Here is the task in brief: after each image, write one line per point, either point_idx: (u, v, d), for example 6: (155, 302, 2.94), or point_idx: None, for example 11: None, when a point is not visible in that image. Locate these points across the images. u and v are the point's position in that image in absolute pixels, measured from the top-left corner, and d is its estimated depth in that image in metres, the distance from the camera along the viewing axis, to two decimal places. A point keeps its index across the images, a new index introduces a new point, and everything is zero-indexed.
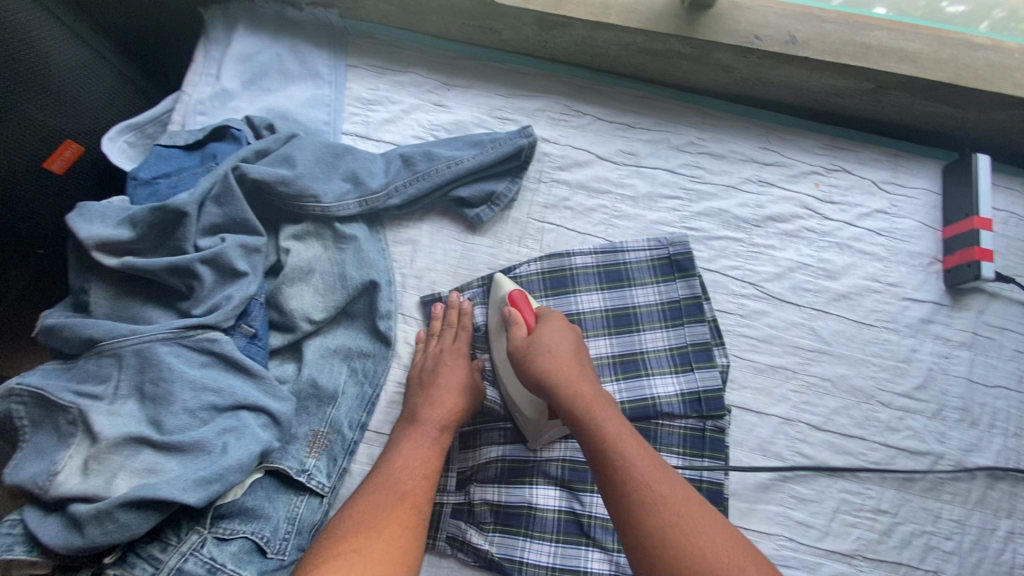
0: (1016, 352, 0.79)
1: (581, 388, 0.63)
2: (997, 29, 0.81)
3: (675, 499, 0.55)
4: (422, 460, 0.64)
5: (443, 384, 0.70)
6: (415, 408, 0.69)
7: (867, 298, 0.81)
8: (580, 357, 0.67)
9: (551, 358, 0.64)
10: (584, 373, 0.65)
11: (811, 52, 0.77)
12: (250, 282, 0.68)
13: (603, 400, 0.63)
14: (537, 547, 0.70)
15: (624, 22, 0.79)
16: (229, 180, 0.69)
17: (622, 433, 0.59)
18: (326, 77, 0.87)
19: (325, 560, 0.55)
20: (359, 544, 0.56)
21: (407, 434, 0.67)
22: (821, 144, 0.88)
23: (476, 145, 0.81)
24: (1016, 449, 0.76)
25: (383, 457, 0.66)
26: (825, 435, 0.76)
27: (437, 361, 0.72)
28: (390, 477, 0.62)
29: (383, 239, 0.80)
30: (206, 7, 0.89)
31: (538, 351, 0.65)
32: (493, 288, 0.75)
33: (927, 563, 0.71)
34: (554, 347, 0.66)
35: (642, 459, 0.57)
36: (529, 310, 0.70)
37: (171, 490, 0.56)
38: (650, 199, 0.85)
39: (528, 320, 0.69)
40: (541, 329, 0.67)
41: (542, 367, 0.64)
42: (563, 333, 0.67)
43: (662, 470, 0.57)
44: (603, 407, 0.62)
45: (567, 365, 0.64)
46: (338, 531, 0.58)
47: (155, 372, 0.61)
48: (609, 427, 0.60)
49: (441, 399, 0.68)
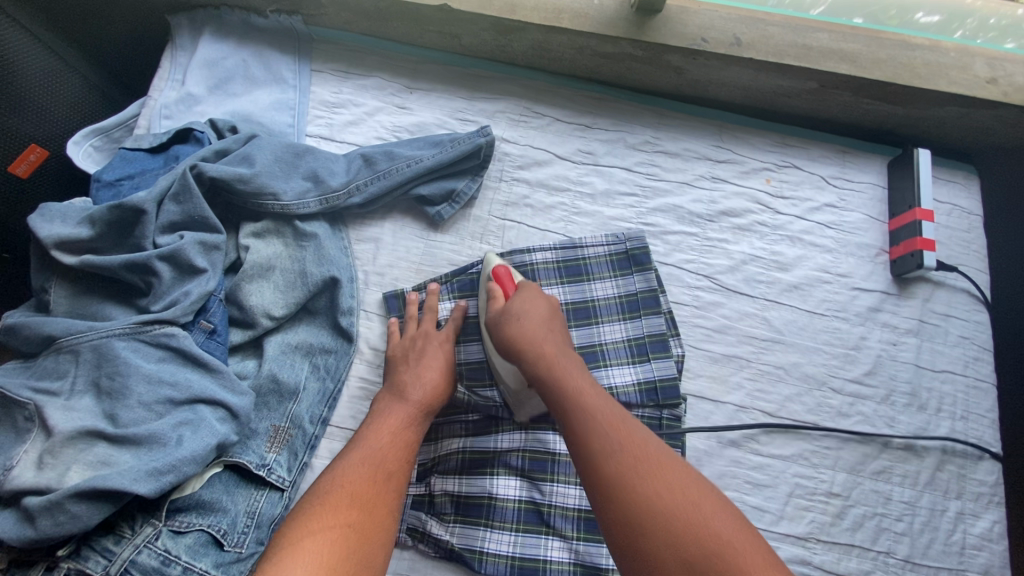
0: (962, 338, 0.82)
1: (545, 347, 0.65)
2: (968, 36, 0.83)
3: (630, 442, 0.55)
4: (407, 441, 0.65)
5: (432, 369, 0.71)
6: (403, 384, 0.69)
7: (818, 289, 0.84)
8: (552, 326, 0.69)
9: (519, 322, 0.68)
10: (553, 337, 0.67)
11: (755, 52, 0.81)
12: (209, 279, 0.69)
13: (568, 360, 0.65)
14: (497, 536, 0.70)
15: (577, 25, 0.82)
16: (187, 179, 0.70)
17: (586, 391, 0.61)
18: (291, 81, 0.89)
19: (318, 528, 0.54)
20: (352, 519, 0.56)
21: (393, 412, 0.67)
22: (773, 142, 0.92)
23: (437, 145, 0.83)
24: (963, 432, 0.78)
25: (365, 429, 0.65)
26: (779, 422, 0.78)
27: (424, 342, 0.74)
28: (377, 451, 0.62)
29: (345, 237, 0.81)
30: (173, 16, 0.92)
31: (509, 316, 0.69)
32: (483, 265, 0.78)
33: (879, 544, 0.73)
34: (527, 315, 0.68)
35: (602, 408, 0.59)
36: (510, 284, 0.73)
37: (122, 481, 0.56)
38: (608, 196, 0.87)
39: (506, 291, 0.73)
40: (515, 298, 0.70)
41: (511, 331, 0.67)
42: (535, 302, 0.70)
43: (622, 418, 0.58)
44: (569, 365, 0.64)
45: (536, 329, 0.67)
46: (330, 499, 0.57)
47: (111, 366, 0.62)
48: (572, 381, 0.62)
49: (431, 384, 0.69)
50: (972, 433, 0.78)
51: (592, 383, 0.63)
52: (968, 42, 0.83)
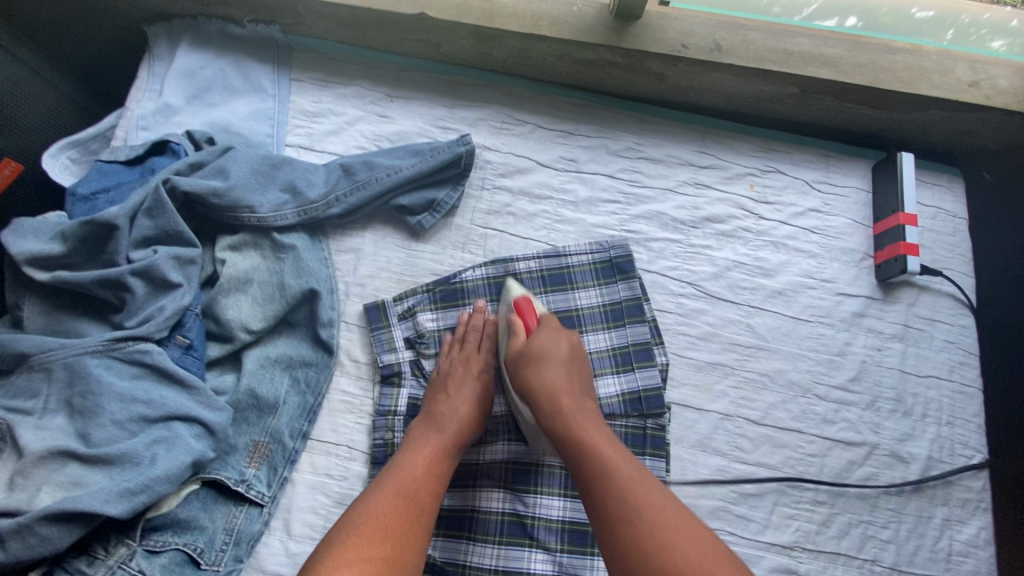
0: (946, 342, 0.82)
1: (565, 400, 0.64)
2: (960, 39, 0.82)
3: (657, 514, 0.54)
4: (440, 473, 0.64)
5: (471, 404, 0.70)
6: (440, 414, 0.68)
7: (803, 294, 0.84)
8: (572, 367, 0.68)
9: (537, 368, 0.67)
10: (572, 386, 0.67)
11: (736, 58, 0.81)
12: (184, 293, 0.69)
13: (589, 415, 0.64)
14: (480, 550, 0.70)
15: (555, 33, 0.81)
16: (160, 193, 0.69)
17: (604, 447, 0.60)
18: (269, 90, 0.89)
19: (353, 559, 0.53)
20: (386, 552, 0.55)
21: (429, 442, 0.66)
22: (757, 147, 0.91)
23: (417, 154, 0.82)
24: (949, 438, 0.78)
25: (401, 458, 0.64)
26: (764, 429, 0.77)
27: (462, 371, 0.73)
28: (412, 483, 0.61)
29: (326, 248, 0.80)
30: (150, 26, 0.91)
31: (530, 359, 0.68)
32: (504, 291, 0.77)
33: (864, 552, 0.73)
34: (546, 356, 0.68)
35: (625, 471, 0.57)
36: (532, 317, 0.73)
37: (92, 502, 0.56)
38: (590, 204, 0.87)
39: (528, 324, 0.73)
40: (536, 335, 0.70)
41: (530, 379, 0.67)
42: (555, 343, 0.69)
43: (649, 486, 0.56)
44: (587, 418, 0.63)
45: (556, 376, 0.66)
46: (365, 532, 0.56)
47: (83, 385, 0.61)
48: (593, 439, 0.61)
49: (467, 416, 0.68)
50: (958, 438, 0.78)
51: (614, 440, 0.62)
52: (955, 48, 0.83)
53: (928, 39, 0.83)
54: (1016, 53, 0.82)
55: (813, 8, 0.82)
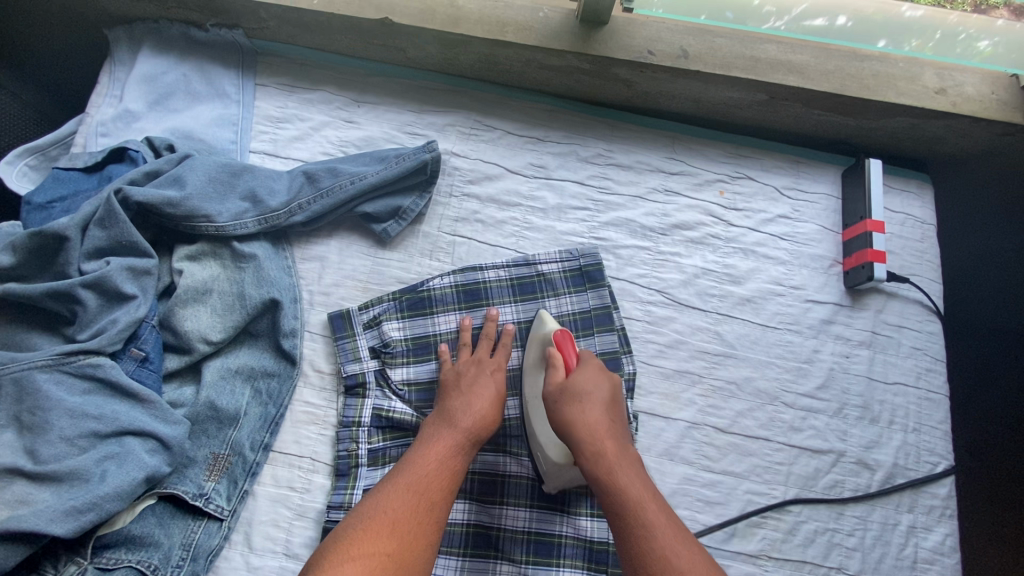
0: (914, 349, 0.82)
1: (607, 445, 0.62)
2: (942, 49, 0.80)
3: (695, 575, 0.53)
4: (454, 469, 0.62)
5: (485, 400, 0.68)
6: (453, 410, 0.66)
7: (771, 302, 0.83)
8: (612, 410, 0.66)
9: (581, 408, 0.64)
10: (614, 429, 0.64)
11: (702, 65, 0.80)
12: (139, 305, 0.67)
13: (631, 462, 0.62)
14: (444, 562, 0.69)
15: (521, 39, 0.81)
16: (112, 203, 0.68)
17: (648, 502, 0.58)
18: (234, 96, 0.87)
19: (355, 554, 0.53)
20: (391, 548, 0.54)
21: (442, 437, 0.64)
22: (726, 153, 0.91)
23: (382, 160, 0.82)
24: (915, 444, 0.78)
25: (414, 452, 0.63)
26: (731, 438, 0.77)
27: (475, 369, 0.71)
28: (423, 479, 0.60)
29: (289, 257, 0.79)
30: (111, 29, 0.89)
31: (570, 396, 0.65)
32: (535, 321, 0.76)
33: (830, 560, 0.73)
34: (589, 397, 0.66)
35: (665, 528, 0.56)
36: (571, 351, 0.71)
37: (37, 521, 0.55)
38: (560, 211, 0.86)
39: (568, 361, 0.70)
40: (576, 374, 0.68)
41: (572, 416, 0.64)
42: (597, 382, 0.67)
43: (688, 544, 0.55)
44: (630, 466, 0.61)
45: (598, 418, 0.64)
46: (372, 525, 0.56)
47: (32, 400, 0.60)
48: (635, 492, 0.58)
49: (482, 413, 0.66)
50: (925, 445, 0.78)
51: (653, 491, 0.60)
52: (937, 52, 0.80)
53: (909, 43, 0.80)
54: (993, 57, 0.80)
55: (804, 6, 0.78)
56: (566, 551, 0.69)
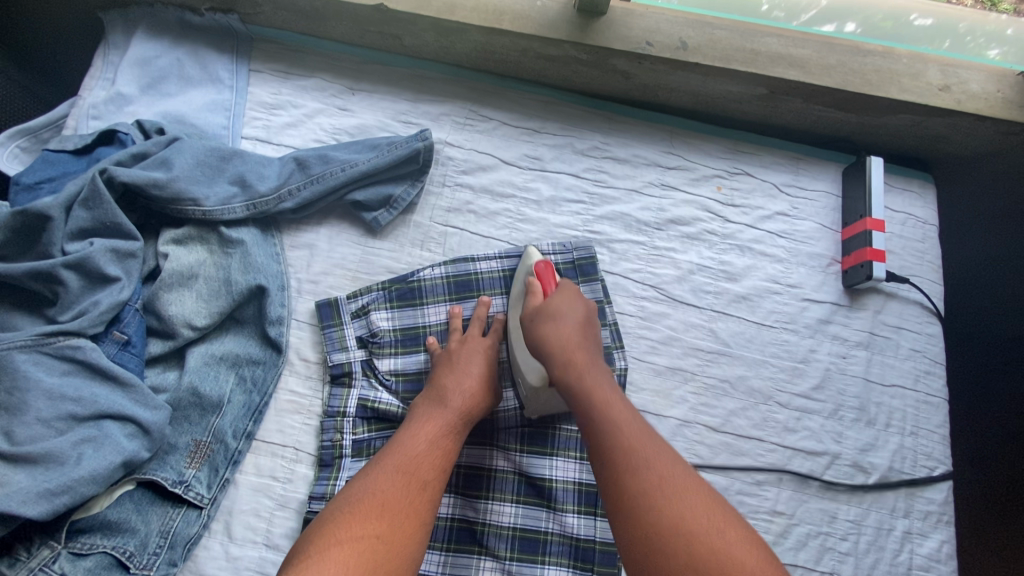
0: (912, 351, 0.80)
1: (576, 357, 0.63)
2: (957, 48, 0.79)
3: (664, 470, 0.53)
4: (445, 449, 0.61)
5: (475, 378, 0.67)
6: (444, 390, 0.65)
7: (767, 300, 0.82)
8: (586, 328, 0.67)
9: (554, 324, 0.65)
10: (585, 344, 0.65)
11: (701, 57, 0.79)
12: (122, 287, 0.67)
13: (598, 370, 0.62)
14: (426, 556, 0.68)
15: (517, 27, 0.80)
16: (97, 183, 0.67)
17: (614, 402, 0.59)
18: (227, 81, 0.87)
19: (345, 538, 0.52)
20: (381, 530, 0.53)
21: (432, 418, 0.63)
22: (724, 148, 0.89)
23: (373, 148, 0.80)
24: (912, 448, 0.76)
25: (403, 434, 0.62)
26: (722, 437, 0.76)
27: (465, 350, 0.70)
28: (413, 459, 0.59)
29: (278, 243, 0.78)
30: (106, 13, 0.89)
31: (542, 316, 0.66)
32: (523, 258, 0.75)
33: (822, 564, 0.71)
34: (562, 316, 0.66)
35: (633, 428, 0.56)
36: (550, 281, 0.71)
37: (10, 503, 0.54)
38: (554, 203, 0.85)
39: (546, 288, 0.70)
40: (553, 296, 0.68)
41: (544, 331, 0.65)
42: (572, 304, 0.67)
43: (657, 442, 0.56)
44: (597, 373, 0.62)
45: (568, 334, 0.65)
46: (361, 508, 0.54)
47: (10, 381, 0.59)
48: (601, 393, 0.59)
49: (472, 390, 0.65)
50: (922, 450, 0.76)
51: (621, 396, 0.61)
52: (952, 54, 0.79)
53: (925, 45, 0.79)
54: (1011, 60, 0.79)
55: (812, 13, 0.78)
56: (551, 547, 0.68)
